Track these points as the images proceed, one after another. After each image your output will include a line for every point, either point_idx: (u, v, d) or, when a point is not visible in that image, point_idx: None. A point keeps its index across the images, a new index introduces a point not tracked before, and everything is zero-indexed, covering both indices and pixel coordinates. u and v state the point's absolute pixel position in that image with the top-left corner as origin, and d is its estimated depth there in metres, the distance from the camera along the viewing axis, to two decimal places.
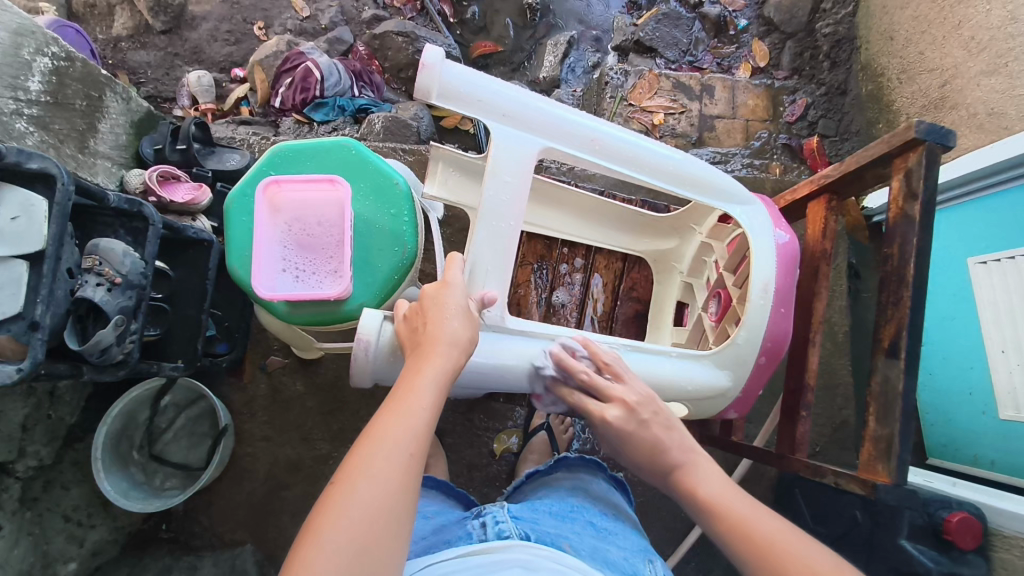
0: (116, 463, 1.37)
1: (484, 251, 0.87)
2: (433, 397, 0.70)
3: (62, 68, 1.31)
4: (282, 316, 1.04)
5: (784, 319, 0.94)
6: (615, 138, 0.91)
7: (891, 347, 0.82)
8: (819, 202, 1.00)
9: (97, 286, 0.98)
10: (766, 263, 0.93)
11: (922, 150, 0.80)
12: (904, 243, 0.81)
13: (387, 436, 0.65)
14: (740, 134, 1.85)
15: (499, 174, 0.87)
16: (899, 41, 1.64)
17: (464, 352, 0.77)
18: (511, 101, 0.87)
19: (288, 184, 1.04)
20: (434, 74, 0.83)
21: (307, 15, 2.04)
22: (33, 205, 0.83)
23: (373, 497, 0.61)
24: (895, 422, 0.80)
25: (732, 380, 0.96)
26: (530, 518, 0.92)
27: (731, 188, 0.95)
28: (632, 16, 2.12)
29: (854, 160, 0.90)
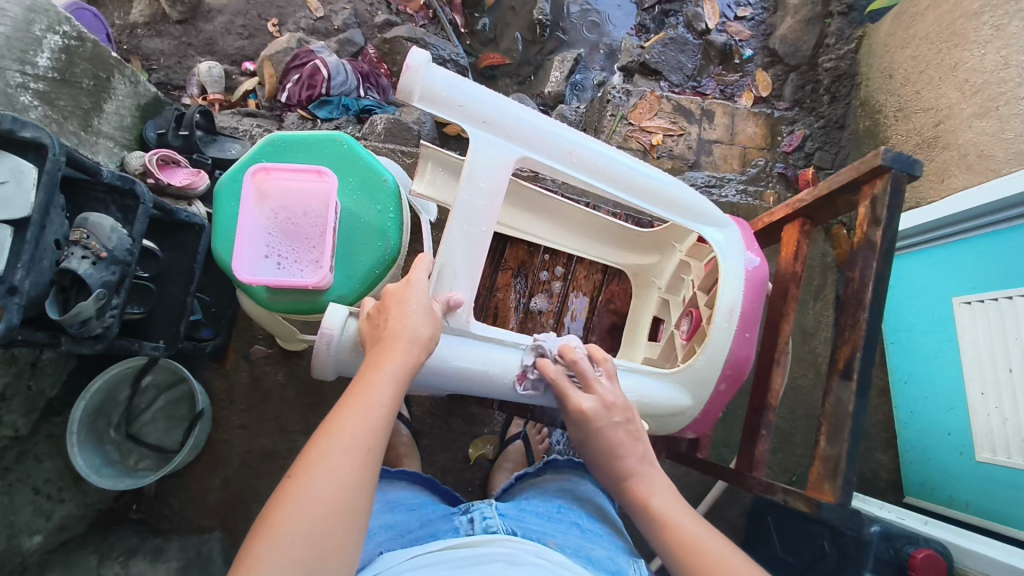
0: (91, 439, 1.38)
1: (453, 255, 0.89)
2: (392, 393, 0.72)
3: (72, 47, 1.34)
4: (260, 301, 1.05)
5: (747, 343, 0.95)
6: (593, 152, 0.92)
7: (845, 368, 0.83)
8: (793, 225, 1.01)
9: (82, 259, 1.00)
10: (734, 286, 0.94)
11: (888, 178, 0.82)
12: (864, 267, 0.83)
13: (346, 430, 0.66)
14: (737, 160, 1.86)
15: (474, 179, 0.89)
16: (898, 80, 1.66)
17: (426, 350, 0.79)
18: (493, 108, 0.88)
19: (278, 171, 1.05)
20: (417, 76, 0.84)
21: (321, 15, 2.08)
22: (23, 172, 0.85)
23: (331, 490, 0.62)
24: (843, 442, 0.81)
25: (693, 399, 0.96)
26: (516, 516, 0.95)
27: (707, 210, 0.97)
28: (640, 38, 2.18)
29: (826, 184, 0.91)
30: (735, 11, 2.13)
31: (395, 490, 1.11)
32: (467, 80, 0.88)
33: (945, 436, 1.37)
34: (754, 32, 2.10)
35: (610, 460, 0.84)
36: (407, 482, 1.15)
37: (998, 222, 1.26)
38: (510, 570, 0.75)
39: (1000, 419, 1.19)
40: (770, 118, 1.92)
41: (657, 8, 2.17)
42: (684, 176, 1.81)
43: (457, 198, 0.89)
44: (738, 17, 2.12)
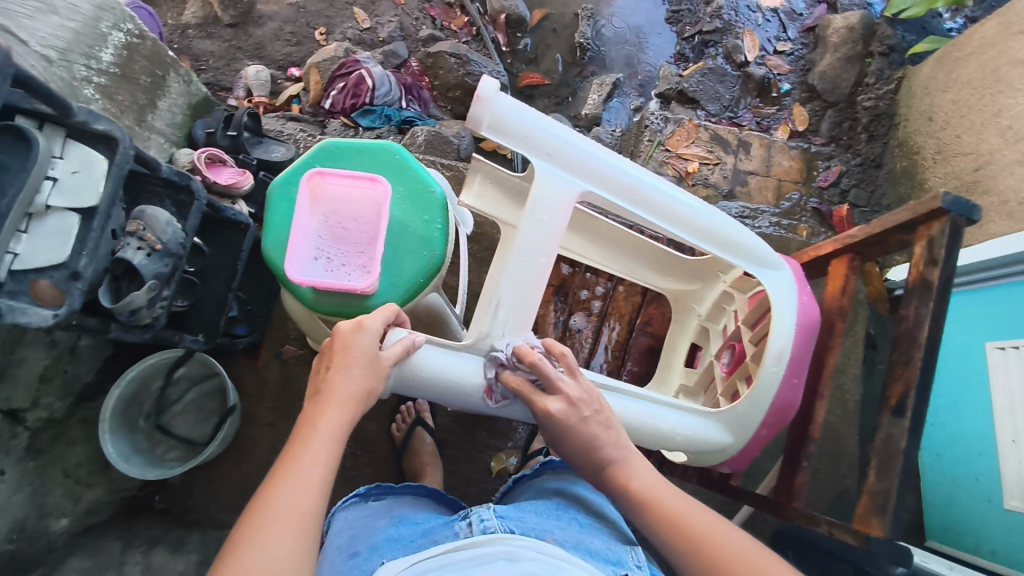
0: (122, 428, 1.40)
1: (510, 283, 0.91)
2: (327, 453, 0.71)
3: (134, 45, 1.37)
4: (306, 302, 1.07)
5: (794, 390, 0.95)
6: (653, 188, 0.94)
7: (898, 405, 0.85)
8: (841, 261, 1.02)
9: (137, 249, 1.02)
10: (785, 330, 0.94)
11: (947, 221, 0.83)
12: (920, 307, 0.84)
13: (278, 504, 0.65)
14: (772, 193, 1.87)
15: (536, 212, 0.91)
16: (938, 123, 1.67)
17: (363, 404, 0.79)
18: (560, 142, 0.90)
19: (333, 177, 1.09)
20: (487, 106, 0.87)
21: (367, 26, 2.12)
22: (93, 162, 0.88)
23: (269, 569, 0.60)
24: (894, 477, 0.82)
25: (733, 438, 0.97)
26: (514, 515, 0.93)
27: (762, 251, 0.97)
28: (679, 67, 2.21)
29: (879, 224, 0.92)
30: (774, 46, 2.16)
31: (402, 506, 1.10)
32: (536, 111, 0.90)
33: (973, 482, 1.34)
34: (793, 67, 2.12)
35: (588, 453, 0.84)
36: (415, 496, 1.16)
37: None
38: (510, 567, 0.75)
39: None
40: (806, 153, 1.93)
41: (697, 37, 2.19)
42: (719, 205, 1.82)
43: (518, 229, 0.91)
44: (778, 52, 2.15)
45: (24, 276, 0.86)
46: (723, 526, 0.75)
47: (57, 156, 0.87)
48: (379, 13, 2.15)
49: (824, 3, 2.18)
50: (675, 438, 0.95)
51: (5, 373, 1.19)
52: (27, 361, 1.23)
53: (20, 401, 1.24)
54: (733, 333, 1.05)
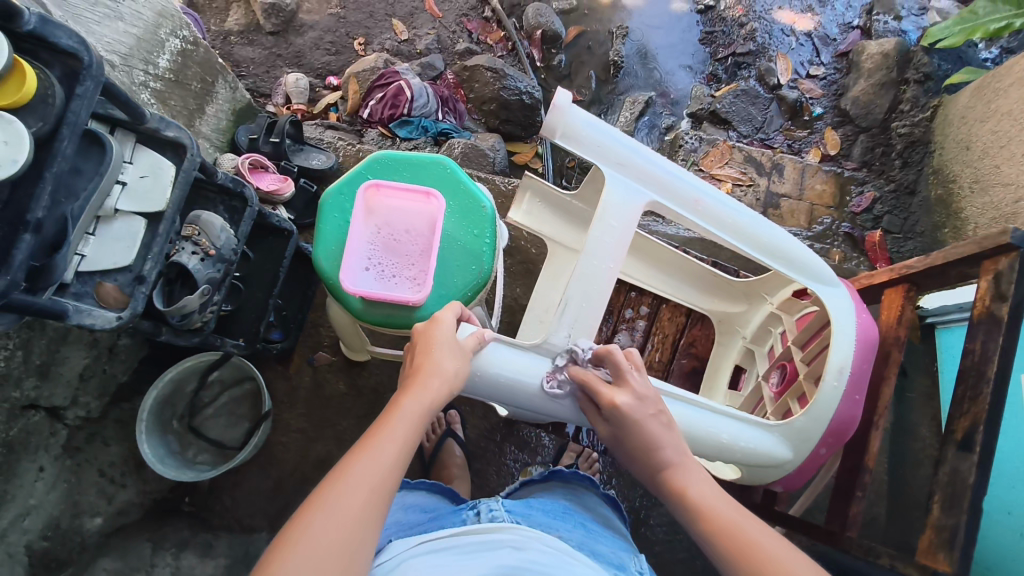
0: (156, 429, 1.41)
1: (579, 287, 0.93)
2: (407, 431, 0.73)
3: (188, 51, 1.40)
4: (354, 311, 1.07)
5: (855, 406, 0.95)
6: (715, 201, 0.97)
7: (964, 440, 0.88)
8: (897, 290, 1.07)
9: (192, 254, 1.04)
10: (845, 345, 0.94)
11: (1015, 256, 0.87)
12: (987, 342, 0.88)
13: (356, 468, 0.67)
14: (804, 217, 1.88)
15: (607, 217, 0.93)
16: (976, 152, 1.67)
17: (450, 387, 0.80)
18: (627, 151, 0.95)
19: (388, 189, 1.12)
20: (561, 115, 0.94)
21: (405, 38, 2.15)
22: (161, 168, 0.90)
23: (336, 527, 0.62)
24: (963, 513, 0.85)
25: (792, 453, 0.97)
26: (522, 511, 0.95)
27: (819, 266, 0.99)
28: (711, 87, 2.22)
29: (941, 255, 0.96)
30: (808, 70, 2.17)
31: (412, 496, 1.11)
32: (604, 124, 0.97)
33: None
34: (826, 91, 2.13)
35: (645, 454, 0.80)
36: (428, 491, 1.15)
37: None
38: (517, 555, 0.75)
39: None
40: (840, 177, 1.93)
41: (731, 59, 2.21)
42: None
43: (590, 232, 0.93)
44: (811, 76, 2.16)
45: (88, 278, 0.87)
46: (789, 548, 0.67)
47: (127, 160, 0.89)
48: (417, 25, 2.18)
49: (858, 29, 2.20)
50: (739, 451, 0.95)
51: (49, 371, 1.20)
52: (69, 360, 1.24)
53: (61, 399, 1.25)
54: (782, 353, 1.07)
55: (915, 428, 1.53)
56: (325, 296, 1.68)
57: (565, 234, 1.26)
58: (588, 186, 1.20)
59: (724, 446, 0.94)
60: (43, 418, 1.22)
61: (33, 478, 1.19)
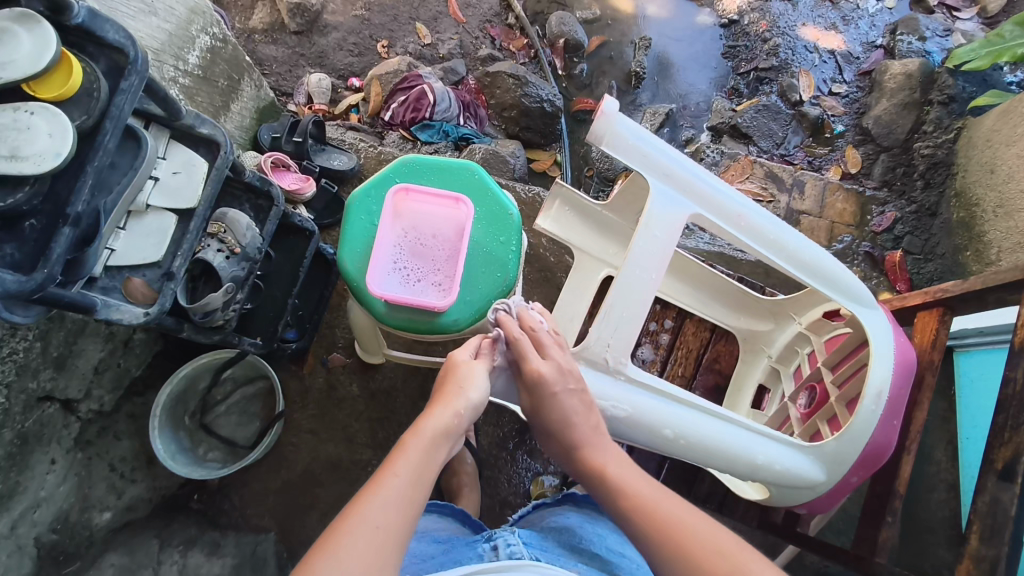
0: (169, 425, 1.40)
1: (621, 297, 0.92)
2: (415, 469, 0.74)
3: (217, 48, 1.40)
4: (377, 315, 1.06)
5: (891, 430, 0.95)
6: (758, 216, 0.98)
7: (1004, 469, 0.87)
8: (931, 313, 1.06)
9: (217, 252, 1.04)
10: (884, 368, 0.94)
11: None
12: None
13: (387, 486, 0.71)
14: (824, 234, 1.87)
15: (650, 228, 0.93)
16: (1000, 176, 1.66)
17: (461, 420, 0.82)
18: (673, 162, 0.96)
19: (417, 194, 1.11)
20: (608, 122, 0.95)
21: (428, 42, 2.16)
22: (194, 165, 0.89)
23: (367, 539, 0.65)
24: (1004, 544, 0.84)
25: (825, 476, 0.96)
26: (539, 545, 0.94)
27: (858, 287, 0.98)
28: (732, 101, 2.21)
29: (981, 280, 0.96)
30: (830, 87, 2.17)
31: (425, 523, 1.10)
32: (651, 135, 0.97)
33: None
34: (848, 109, 2.13)
35: (563, 429, 0.86)
36: (440, 515, 1.15)
37: None
38: None
39: None
40: (861, 195, 1.92)
41: (752, 74, 2.21)
42: None
43: (633, 241, 0.93)
44: (833, 93, 2.16)
45: (117, 273, 0.86)
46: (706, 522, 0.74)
47: (161, 156, 0.88)
48: (440, 30, 2.18)
49: (881, 49, 2.20)
50: (771, 472, 0.95)
51: (64, 363, 1.19)
52: (84, 353, 1.23)
53: (75, 391, 1.24)
54: (811, 374, 1.07)
55: (930, 451, 1.52)
56: (342, 297, 1.67)
57: (593, 243, 1.26)
58: (619, 197, 1.21)
59: (757, 466, 0.94)
60: (57, 410, 1.21)
61: (45, 470, 1.18)
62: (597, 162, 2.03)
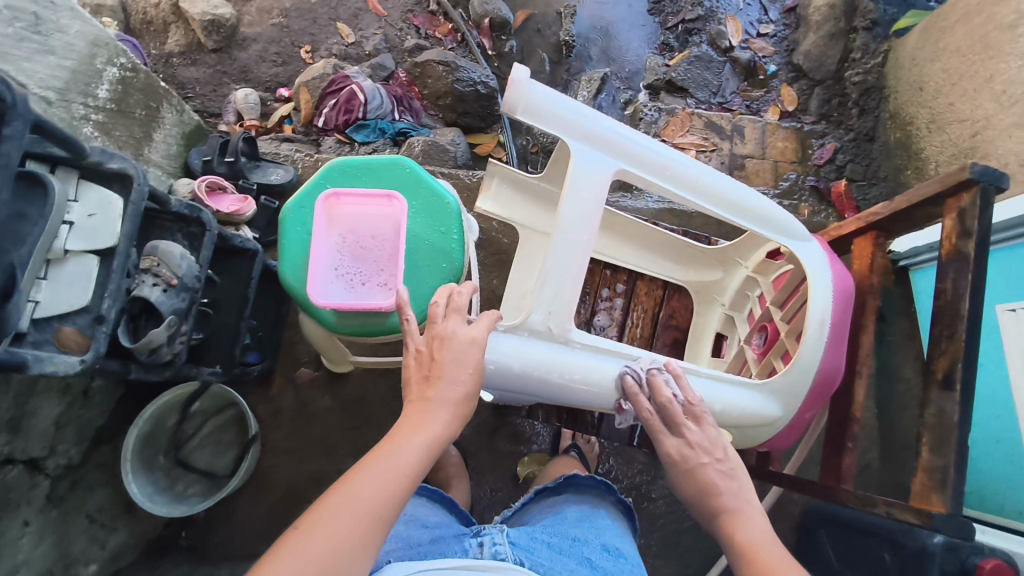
0: (142, 468, 1.38)
1: (554, 264, 0.92)
2: (418, 457, 0.72)
3: (128, 79, 1.35)
4: (328, 324, 1.05)
5: (837, 353, 0.96)
6: (682, 164, 0.97)
7: (946, 379, 0.88)
8: (866, 238, 1.08)
9: (153, 286, 1.02)
10: (823, 296, 0.95)
11: (978, 191, 0.87)
12: (959, 278, 0.88)
13: (389, 470, 0.69)
14: (769, 175, 1.88)
15: (576, 189, 0.92)
16: (930, 92, 1.69)
17: (464, 412, 0.80)
18: (592, 122, 0.94)
19: (348, 197, 1.09)
20: (520, 91, 0.91)
21: (352, 41, 2.11)
22: (109, 203, 0.87)
23: (356, 511, 0.65)
24: (952, 453, 0.85)
25: (781, 410, 0.98)
26: (526, 545, 0.95)
27: (790, 223, 0.99)
28: (664, 56, 2.20)
29: (905, 199, 0.97)
30: (757, 29, 2.18)
31: (414, 506, 1.10)
32: (566, 96, 0.95)
33: (995, 444, 1.43)
34: (778, 49, 2.14)
35: (704, 499, 0.82)
36: (430, 499, 1.14)
37: None
38: None
39: None
40: (800, 132, 1.94)
41: (681, 26, 2.20)
42: None
43: (560, 208, 0.92)
44: (761, 34, 2.17)
45: (46, 324, 0.84)
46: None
47: (72, 199, 0.86)
48: (362, 26, 2.13)
49: None
50: (730, 416, 0.96)
51: (21, 424, 1.16)
52: (42, 410, 1.20)
53: (37, 450, 1.21)
54: (762, 314, 1.08)
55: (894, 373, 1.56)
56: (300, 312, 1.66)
57: (537, 219, 1.26)
58: (553, 166, 1.20)
59: (715, 411, 0.95)
60: (21, 472, 1.18)
61: (18, 534, 1.16)
62: (540, 137, 2.01)
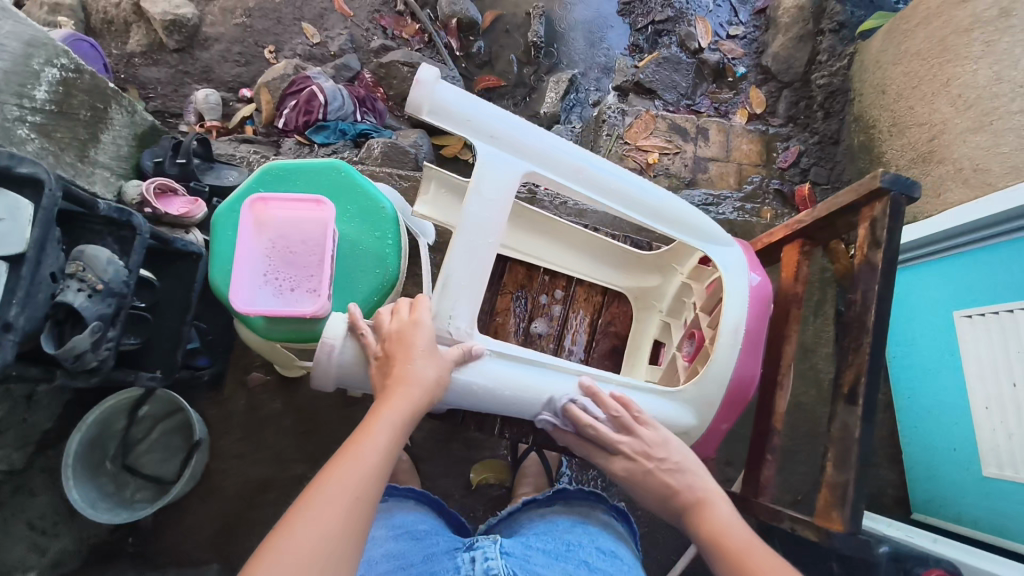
0: (87, 473, 1.37)
1: (459, 268, 0.91)
2: (388, 441, 0.75)
3: (70, 80, 1.34)
4: (258, 331, 1.04)
5: (750, 361, 0.98)
6: (597, 168, 0.95)
7: (850, 393, 0.87)
8: (793, 246, 1.06)
9: (78, 292, 1.00)
10: (738, 306, 0.97)
11: (888, 201, 0.86)
12: (867, 290, 0.87)
13: (362, 457, 0.71)
14: (733, 177, 1.86)
15: (481, 194, 0.91)
16: (892, 95, 1.67)
17: (430, 393, 0.83)
18: (502, 124, 0.91)
19: (275, 201, 1.05)
20: (426, 92, 0.87)
21: (317, 41, 2.09)
22: (20, 208, 0.85)
23: (336, 512, 0.65)
24: (851, 469, 0.84)
25: (695, 419, 0.99)
26: (520, 555, 0.94)
27: (710, 229, 1.00)
28: (634, 58, 2.19)
29: (828, 205, 0.96)
30: (727, 31, 2.16)
31: (401, 514, 1.08)
32: (476, 96, 0.91)
33: (951, 450, 1.42)
34: (747, 50, 2.13)
35: (664, 500, 0.89)
36: (416, 502, 1.13)
37: (1000, 235, 1.29)
38: None
39: (1006, 436, 1.24)
40: (765, 134, 1.93)
41: (650, 28, 2.18)
42: (681, 194, 1.80)
43: (464, 213, 0.90)
44: (731, 36, 2.15)
45: None
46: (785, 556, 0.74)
47: None
48: (328, 27, 2.12)
49: None
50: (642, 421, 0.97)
51: None
52: None
53: None
54: (692, 322, 1.07)
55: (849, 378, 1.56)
56: None
57: None
58: None
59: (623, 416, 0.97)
60: None
61: None
62: None
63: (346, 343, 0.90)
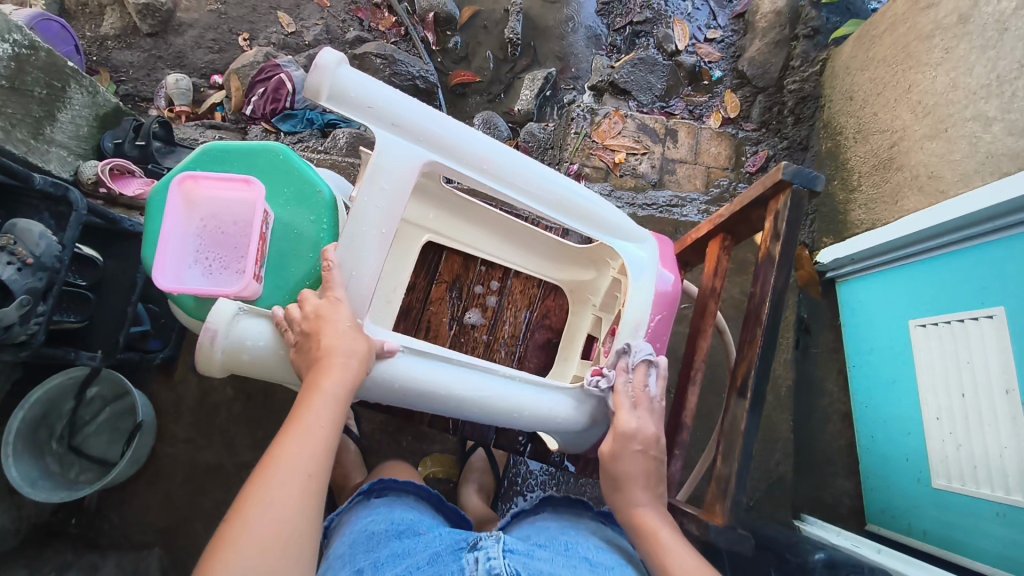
0: (31, 452, 1.34)
1: (352, 252, 0.90)
2: (331, 416, 0.76)
3: (23, 56, 1.34)
4: (186, 309, 1.03)
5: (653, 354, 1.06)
6: (502, 158, 0.95)
7: (741, 386, 0.94)
8: (715, 240, 1.11)
9: (6, 265, 0.99)
10: (644, 301, 1.02)
11: (790, 193, 0.91)
12: (765, 277, 0.93)
13: (308, 432, 0.73)
14: (700, 180, 1.86)
15: (378, 180, 0.90)
16: (858, 102, 1.67)
17: (367, 363, 0.84)
18: (406, 111, 0.90)
19: (207, 180, 1.04)
20: (326, 74, 0.85)
21: (292, 30, 2.10)
22: None
23: (292, 494, 0.66)
24: (732, 462, 0.91)
25: (592, 413, 1.02)
26: (524, 552, 0.81)
27: (621, 226, 1.04)
28: (610, 58, 2.17)
29: (741, 198, 1.00)
30: (705, 34, 2.14)
31: (400, 506, 0.99)
32: (379, 82, 0.90)
33: (903, 461, 1.40)
34: (723, 54, 2.11)
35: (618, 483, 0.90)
36: (414, 497, 1.05)
37: (951, 245, 1.28)
38: None
39: (954, 446, 1.22)
40: (734, 138, 1.94)
41: (628, 29, 2.17)
42: (646, 196, 1.80)
43: (359, 197, 0.89)
44: (708, 39, 2.13)
45: None
46: None
47: None
48: (304, 16, 2.12)
49: None
50: (535, 413, 0.98)
51: None
52: None
53: None
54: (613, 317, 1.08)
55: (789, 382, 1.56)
56: None
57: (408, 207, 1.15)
58: None
59: (514, 413, 0.97)
60: None
61: None
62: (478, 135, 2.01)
63: (232, 328, 0.87)
